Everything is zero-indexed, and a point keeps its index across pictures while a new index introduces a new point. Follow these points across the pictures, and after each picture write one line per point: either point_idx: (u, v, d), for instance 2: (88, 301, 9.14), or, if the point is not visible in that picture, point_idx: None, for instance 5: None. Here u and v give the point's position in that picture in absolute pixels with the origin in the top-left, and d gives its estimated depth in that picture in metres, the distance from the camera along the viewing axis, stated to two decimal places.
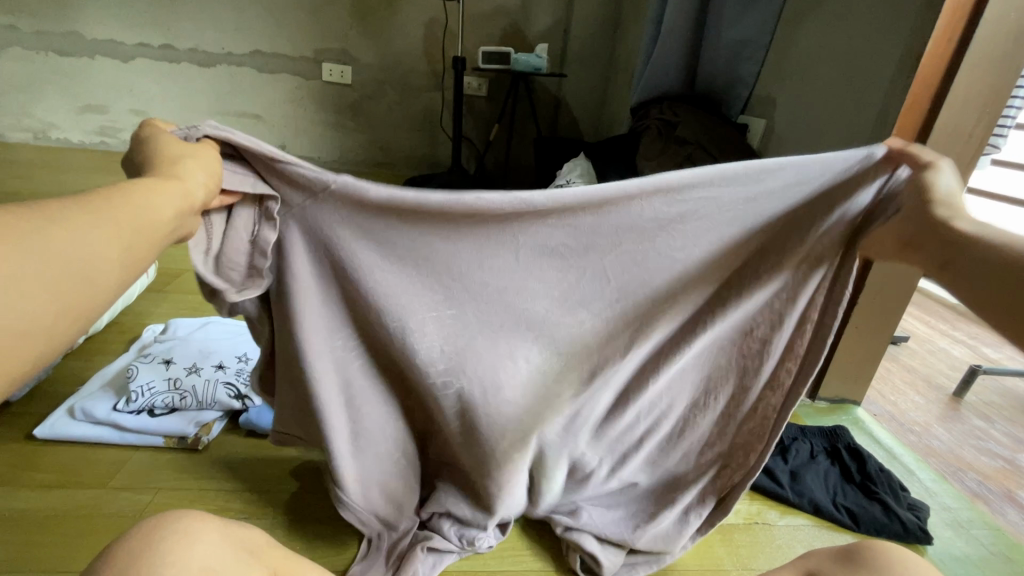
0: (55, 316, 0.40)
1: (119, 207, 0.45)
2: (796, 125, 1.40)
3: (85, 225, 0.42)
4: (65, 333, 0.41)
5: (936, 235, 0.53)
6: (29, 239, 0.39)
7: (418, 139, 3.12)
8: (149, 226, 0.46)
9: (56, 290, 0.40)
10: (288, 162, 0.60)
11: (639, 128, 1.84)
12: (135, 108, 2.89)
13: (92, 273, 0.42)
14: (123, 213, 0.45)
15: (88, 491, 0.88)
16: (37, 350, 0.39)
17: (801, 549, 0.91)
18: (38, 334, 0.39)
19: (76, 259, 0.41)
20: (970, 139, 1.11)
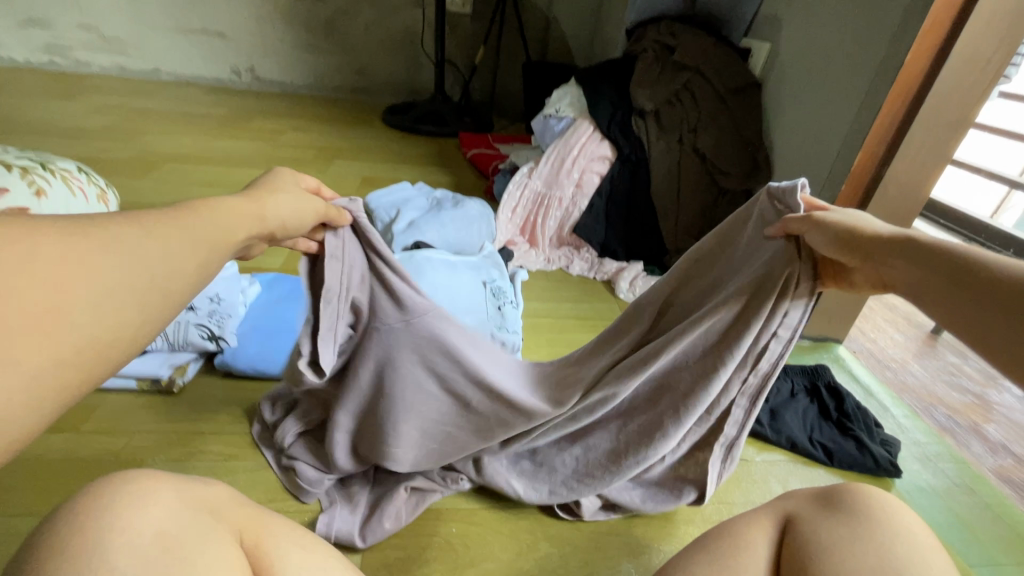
0: (124, 326, 0.37)
1: (210, 225, 0.45)
2: (803, 50, 1.30)
3: (171, 237, 0.41)
4: (124, 347, 0.37)
5: (901, 257, 0.52)
6: (116, 241, 0.38)
7: (398, 63, 2.90)
8: (227, 233, 0.46)
9: (139, 293, 0.38)
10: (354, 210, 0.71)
11: (634, 51, 1.71)
12: (84, 23, 2.62)
13: (173, 286, 0.40)
14: (204, 220, 0.45)
15: (60, 435, 0.86)
16: (109, 355, 0.36)
17: (776, 486, 0.94)
18: (103, 346, 0.36)
19: (154, 264, 0.39)
20: (986, 69, 1.04)
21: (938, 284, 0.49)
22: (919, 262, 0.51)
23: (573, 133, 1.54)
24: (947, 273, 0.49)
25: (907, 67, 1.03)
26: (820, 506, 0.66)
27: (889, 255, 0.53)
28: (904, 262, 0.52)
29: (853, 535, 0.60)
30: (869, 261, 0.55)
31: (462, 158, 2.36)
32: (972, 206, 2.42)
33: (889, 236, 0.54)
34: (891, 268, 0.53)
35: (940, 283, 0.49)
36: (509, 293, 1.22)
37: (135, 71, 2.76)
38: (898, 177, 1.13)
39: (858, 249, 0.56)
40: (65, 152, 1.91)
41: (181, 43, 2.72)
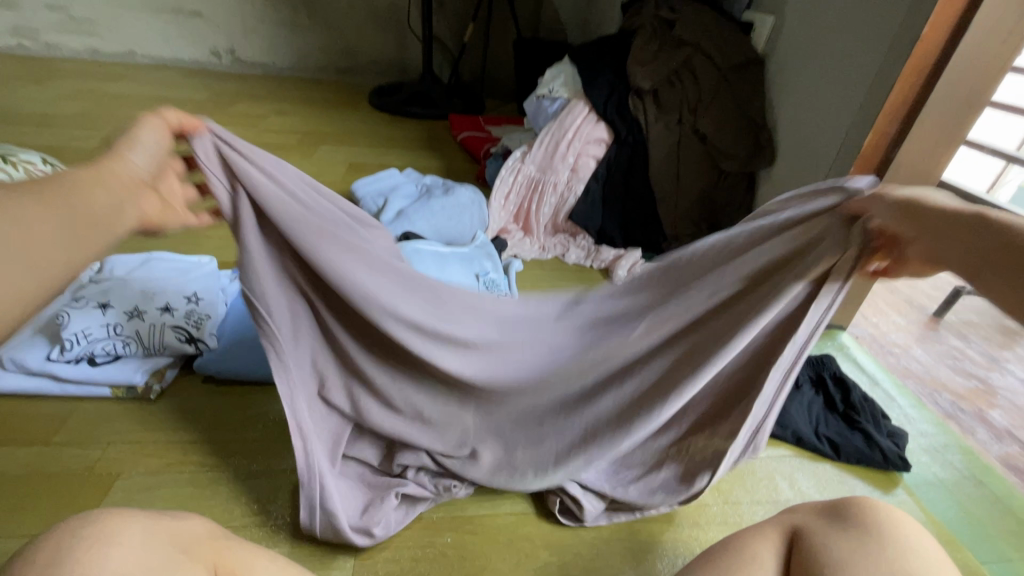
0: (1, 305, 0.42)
1: (83, 196, 0.49)
2: (809, 21, 1.23)
3: (42, 215, 0.46)
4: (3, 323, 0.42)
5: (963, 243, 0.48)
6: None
7: (385, 41, 2.79)
8: (101, 218, 0.50)
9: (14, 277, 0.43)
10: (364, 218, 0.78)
11: (630, 27, 1.62)
12: (51, 4, 2.50)
13: (44, 271, 0.44)
14: (85, 202, 0.49)
15: (28, 447, 0.81)
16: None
17: (783, 484, 0.91)
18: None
19: (24, 244, 0.44)
20: (1006, 38, 0.97)
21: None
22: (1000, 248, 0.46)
23: (568, 114, 1.47)
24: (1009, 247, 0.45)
25: (922, 42, 0.97)
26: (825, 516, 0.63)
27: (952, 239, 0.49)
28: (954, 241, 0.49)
29: (865, 549, 0.56)
30: (922, 240, 0.51)
31: (452, 141, 2.28)
32: (974, 183, 2.38)
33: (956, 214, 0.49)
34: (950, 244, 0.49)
35: (1014, 264, 0.45)
36: (503, 285, 1.17)
37: (108, 53, 2.65)
38: (910, 157, 1.08)
39: (907, 233, 0.53)
40: (34, 141, 1.82)
41: (157, 24, 2.61)
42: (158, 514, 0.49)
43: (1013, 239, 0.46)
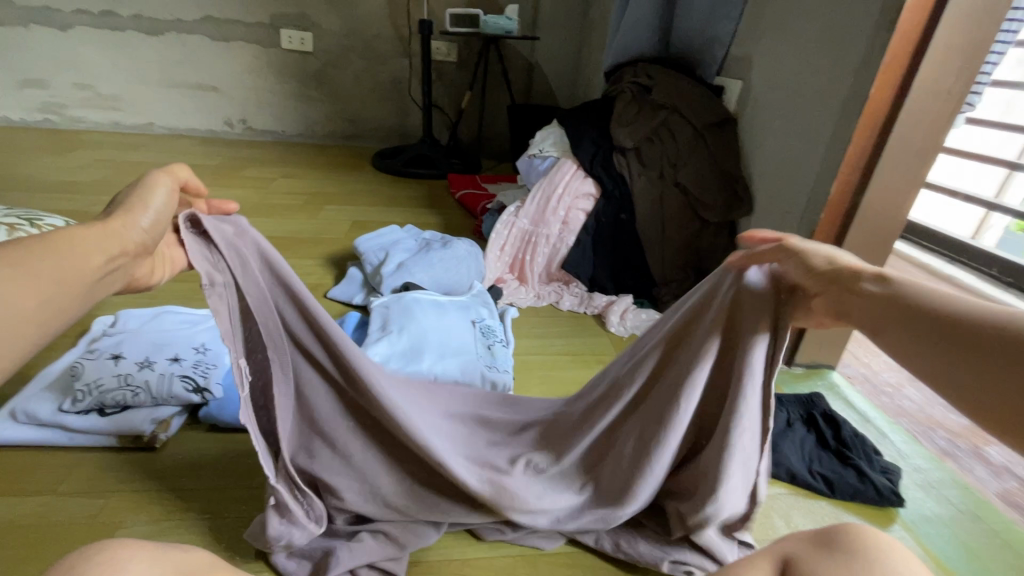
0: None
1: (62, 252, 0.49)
2: (773, 85, 1.35)
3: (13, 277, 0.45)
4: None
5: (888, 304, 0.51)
6: None
7: (387, 110, 2.99)
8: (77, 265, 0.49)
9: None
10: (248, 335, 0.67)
11: (612, 92, 1.76)
12: (80, 83, 2.71)
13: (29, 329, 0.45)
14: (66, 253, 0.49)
15: (35, 498, 0.83)
16: None
17: (780, 522, 0.91)
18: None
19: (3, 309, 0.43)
20: (948, 97, 1.08)
21: (908, 320, 0.49)
22: (889, 310, 0.51)
23: (557, 173, 1.58)
24: (910, 307, 0.50)
25: (873, 98, 1.07)
26: (816, 545, 0.62)
27: (852, 292, 0.55)
28: (847, 296, 0.55)
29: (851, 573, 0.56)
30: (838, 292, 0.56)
31: (450, 199, 2.39)
32: (953, 227, 2.47)
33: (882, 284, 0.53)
34: (858, 301, 0.54)
35: (902, 322, 0.50)
36: (497, 331, 1.29)
37: (129, 125, 2.84)
38: (873, 204, 1.16)
39: (814, 285, 0.59)
40: (54, 206, 1.92)
41: (175, 98, 2.81)
42: (164, 543, 0.50)
43: (918, 307, 0.49)
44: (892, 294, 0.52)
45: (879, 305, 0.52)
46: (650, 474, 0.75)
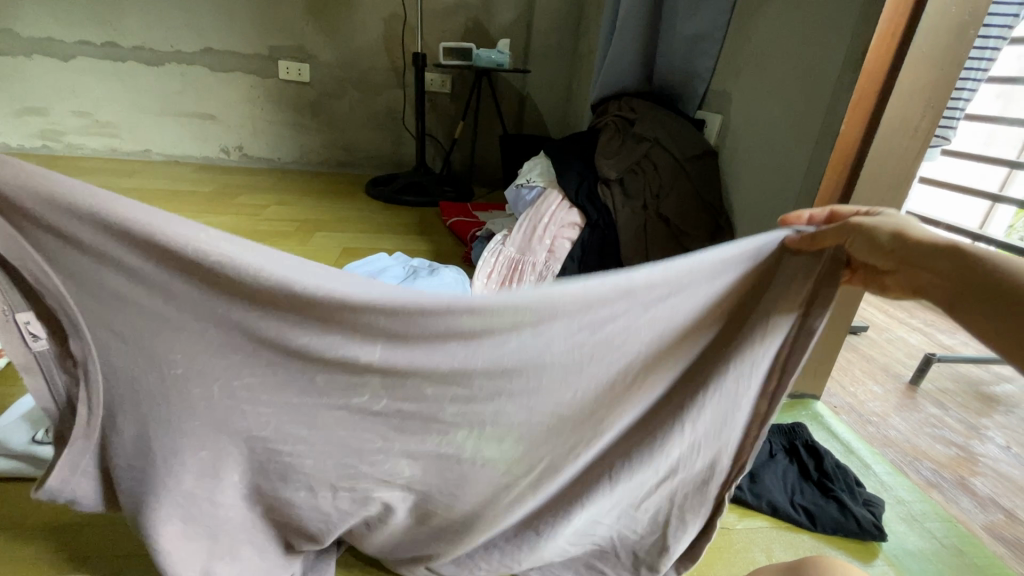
0: None
1: None
2: (750, 120, 1.39)
3: None
4: None
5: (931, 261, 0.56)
6: None
7: (382, 138, 3.05)
8: None
9: None
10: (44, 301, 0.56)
11: (598, 124, 1.81)
12: (79, 110, 2.76)
13: None
14: None
15: (1, 531, 0.82)
16: None
17: (761, 556, 0.90)
18: None
19: None
20: (916, 133, 1.11)
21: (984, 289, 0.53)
22: (961, 282, 0.54)
23: (544, 202, 1.63)
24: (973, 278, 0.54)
25: (843, 135, 1.10)
26: None
27: (927, 266, 0.56)
28: (921, 269, 0.57)
29: None
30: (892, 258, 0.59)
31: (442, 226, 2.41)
32: None
33: (937, 244, 0.56)
34: (929, 274, 0.56)
35: (971, 288, 0.54)
36: None
37: (127, 152, 2.88)
38: None
39: (885, 262, 0.59)
40: None
41: (173, 126, 2.86)
42: None
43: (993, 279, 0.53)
44: (966, 265, 0.54)
45: (953, 275, 0.55)
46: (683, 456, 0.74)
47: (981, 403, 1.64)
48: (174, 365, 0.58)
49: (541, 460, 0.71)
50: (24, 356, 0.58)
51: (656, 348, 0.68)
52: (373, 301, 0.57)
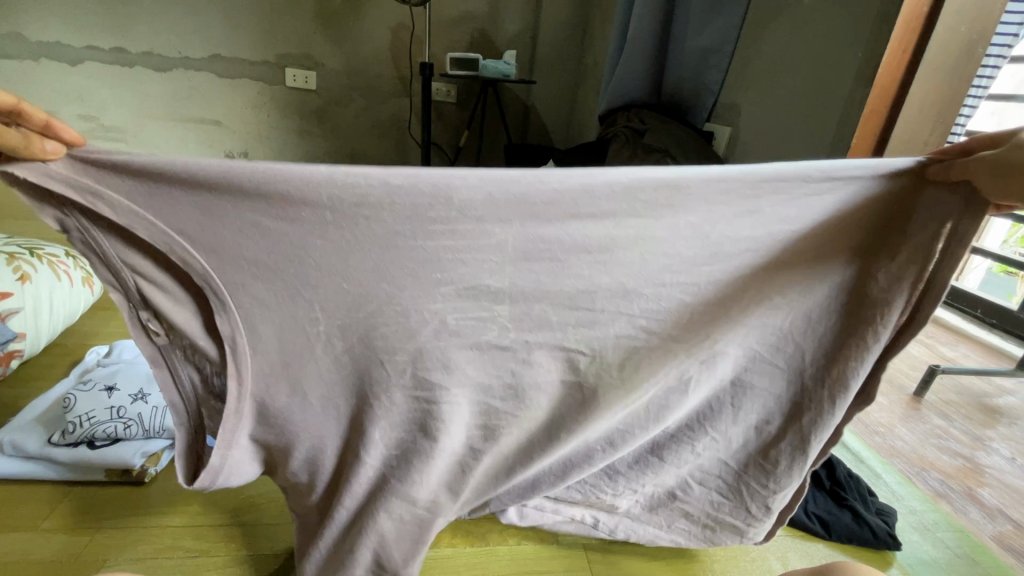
0: None
1: None
2: (760, 132, 1.41)
3: None
4: None
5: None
6: None
7: (387, 146, 3.07)
8: None
9: None
10: (166, 306, 0.59)
11: (607, 134, 1.83)
12: (85, 114, 2.77)
13: None
14: None
15: (17, 534, 0.81)
16: None
17: (776, 563, 0.90)
18: None
19: None
20: (926, 146, 1.13)
21: None
22: None
23: None
24: None
25: (854, 148, 1.13)
26: None
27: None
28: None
29: None
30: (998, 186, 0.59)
31: None
32: None
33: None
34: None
35: None
36: None
37: (131, 156, 2.89)
38: None
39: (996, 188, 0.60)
40: None
41: (178, 131, 2.87)
42: None
43: None
44: None
45: None
46: (776, 408, 0.77)
47: (985, 415, 1.65)
48: (316, 323, 0.60)
49: (656, 385, 0.71)
50: (151, 347, 0.63)
51: (761, 307, 0.70)
52: (479, 273, 0.60)
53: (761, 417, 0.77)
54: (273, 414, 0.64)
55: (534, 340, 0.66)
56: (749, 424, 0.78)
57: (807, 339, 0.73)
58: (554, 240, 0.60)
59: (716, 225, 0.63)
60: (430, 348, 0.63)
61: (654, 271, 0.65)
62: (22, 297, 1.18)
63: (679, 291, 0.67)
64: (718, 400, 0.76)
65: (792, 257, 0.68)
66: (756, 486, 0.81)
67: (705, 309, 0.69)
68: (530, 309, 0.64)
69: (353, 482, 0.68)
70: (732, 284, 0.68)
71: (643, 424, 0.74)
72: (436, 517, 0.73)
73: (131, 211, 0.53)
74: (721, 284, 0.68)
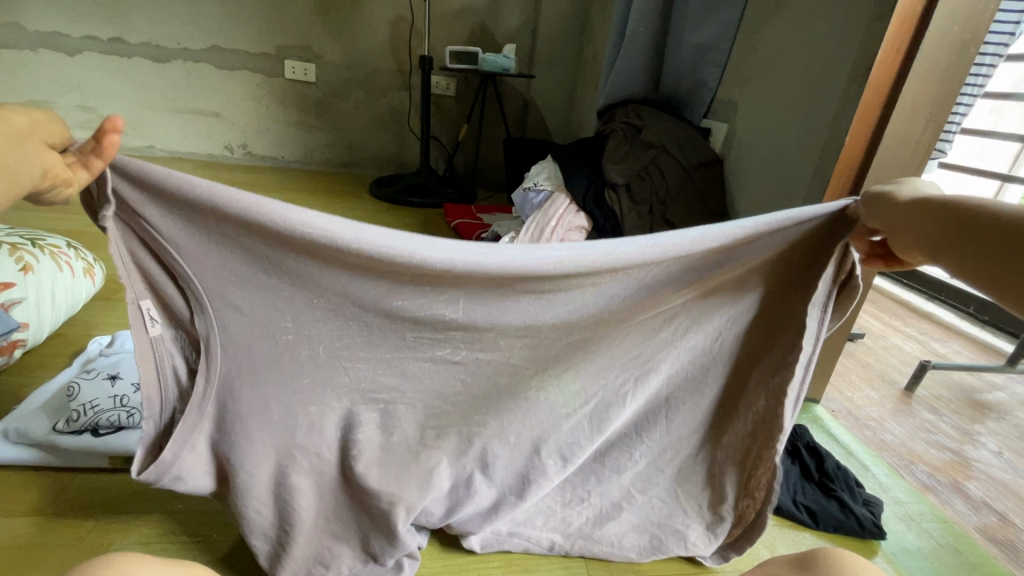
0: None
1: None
2: (756, 130, 1.43)
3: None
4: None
5: (934, 226, 0.54)
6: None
7: (386, 139, 3.07)
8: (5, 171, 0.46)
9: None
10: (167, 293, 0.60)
11: (605, 130, 1.84)
12: (84, 105, 2.77)
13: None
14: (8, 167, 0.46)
15: (23, 518, 0.83)
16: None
17: (764, 552, 0.93)
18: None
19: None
20: (918, 145, 1.15)
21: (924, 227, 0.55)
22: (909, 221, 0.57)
23: (551, 205, 1.65)
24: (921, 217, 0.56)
25: (848, 146, 1.14)
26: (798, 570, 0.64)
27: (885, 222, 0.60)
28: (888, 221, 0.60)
29: None
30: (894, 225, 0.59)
31: (445, 228, 2.43)
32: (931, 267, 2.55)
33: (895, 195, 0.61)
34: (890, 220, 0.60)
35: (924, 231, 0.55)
36: None
37: (130, 147, 2.89)
38: None
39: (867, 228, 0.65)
40: (50, 226, 1.93)
41: (177, 122, 2.87)
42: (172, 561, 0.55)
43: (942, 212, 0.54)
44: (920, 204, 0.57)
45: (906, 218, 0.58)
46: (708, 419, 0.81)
47: (975, 410, 1.68)
48: (287, 330, 0.62)
49: (592, 396, 0.75)
50: (144, 340, 0.61)
51: (684, 330, 0.74)
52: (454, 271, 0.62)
53: (695, 425, 0.81)
54: (234, 411, 0.63)
55: (483, 356, 0.69)
56: (686, 432, 0.81)
57: (733, 354, 0.77)
58: (509, 284, 0.62)
59: (640, 272, 0.66)
60: (387, 356, 0.66)
61: (585, 305, 0.67)
62: (25, 287, 1.20)
63: (611, 312, 0.69)
64: (651, 410, 0.80)
65: (721, 281, 0.71)
66: (693, 489, 0.84)
67: (634, 331, 0.72)
68: (496, 316, 0.66)
69: (311, 472, 0.69)
70: (656, 310, 0.71)
71: (587, 434, 0.77)
72: (396, 514, 0.71)
73: (125, 205, 0.56)
74: (654, 305, 0.70)
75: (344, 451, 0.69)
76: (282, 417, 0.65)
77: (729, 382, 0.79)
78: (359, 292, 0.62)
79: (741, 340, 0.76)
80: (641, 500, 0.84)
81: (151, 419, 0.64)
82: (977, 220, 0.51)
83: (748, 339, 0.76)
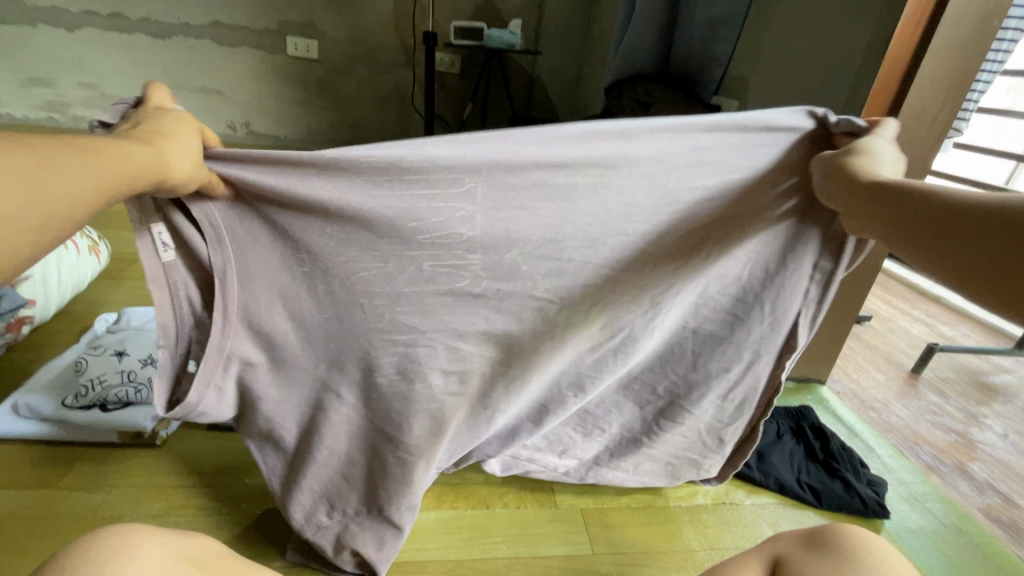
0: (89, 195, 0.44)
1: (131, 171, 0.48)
2: (768, 106, 1.39)
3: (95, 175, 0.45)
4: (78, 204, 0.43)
5: (907, 212, 0.48)
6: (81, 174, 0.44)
7: (390, 117, 3.03)
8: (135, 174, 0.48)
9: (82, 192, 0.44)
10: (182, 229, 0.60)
11: (612, 107, 1.80)
12: (85, 82, 2.74)
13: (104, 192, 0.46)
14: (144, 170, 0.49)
15: (35, 490, 0.85)
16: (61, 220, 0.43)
17: (768, 530, 0.94)
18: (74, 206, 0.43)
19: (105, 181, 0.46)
20: (935, 121, 1.12)
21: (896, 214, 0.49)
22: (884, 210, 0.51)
23: None
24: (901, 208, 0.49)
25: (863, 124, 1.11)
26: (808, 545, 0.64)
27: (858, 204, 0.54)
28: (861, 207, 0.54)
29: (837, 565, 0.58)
30: (860, 212, 0.54)
31: None
32: None
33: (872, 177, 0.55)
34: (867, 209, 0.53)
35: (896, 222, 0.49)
36: None
37: None
38: None
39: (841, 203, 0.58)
40: None
41: (179, 100, 2.84)
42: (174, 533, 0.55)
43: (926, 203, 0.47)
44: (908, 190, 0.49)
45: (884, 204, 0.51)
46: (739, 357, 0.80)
47: (981, 392, 1.67)
48: (303, 260, 0.63)
49: (623, 328, 0.73)
50: (155, 267, 0.60)
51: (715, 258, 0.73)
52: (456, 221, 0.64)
53: (724, 362, 0.80)
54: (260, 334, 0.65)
55: (504, 288, 0.69)
56: (714, 367, 0.81)
57: (765, 290, 0.76)
58: (522, 188, 0.64)
59: (669, 173, 0.67)
60: (398, 292, 0.66)
61: (614, 219, 0.68)
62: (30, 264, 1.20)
63: (634, 240, 0.70)
64: (678, 342, 0.80)
65: (746, 208, 0.71)
66: (715, 423, 0.86)
67: (662, 263, 0.71)
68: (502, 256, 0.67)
69: (332, 412, 0.70)
70: (686, 233, 0.70)
71: (611, 366, 0.76)
72: (415, 458, 0.72)
73: None
74: (677, 233, 0.70)
75: (366, 384, 0.70)
76: (296, 342, 0.67)
77: (767, 320, 0.77)
78: (368, 232, 0.63)
79: (778, 277, 0.75)
80: (660, 434, 0.86)
81: (168, 352, 0.63)
82: (947, 209, 0.45)
83: (780, 277, 0.75)
